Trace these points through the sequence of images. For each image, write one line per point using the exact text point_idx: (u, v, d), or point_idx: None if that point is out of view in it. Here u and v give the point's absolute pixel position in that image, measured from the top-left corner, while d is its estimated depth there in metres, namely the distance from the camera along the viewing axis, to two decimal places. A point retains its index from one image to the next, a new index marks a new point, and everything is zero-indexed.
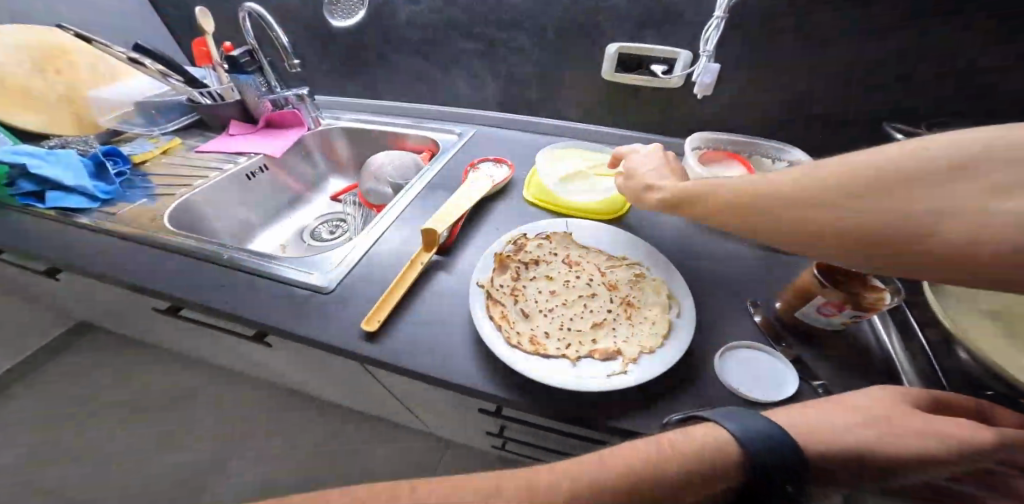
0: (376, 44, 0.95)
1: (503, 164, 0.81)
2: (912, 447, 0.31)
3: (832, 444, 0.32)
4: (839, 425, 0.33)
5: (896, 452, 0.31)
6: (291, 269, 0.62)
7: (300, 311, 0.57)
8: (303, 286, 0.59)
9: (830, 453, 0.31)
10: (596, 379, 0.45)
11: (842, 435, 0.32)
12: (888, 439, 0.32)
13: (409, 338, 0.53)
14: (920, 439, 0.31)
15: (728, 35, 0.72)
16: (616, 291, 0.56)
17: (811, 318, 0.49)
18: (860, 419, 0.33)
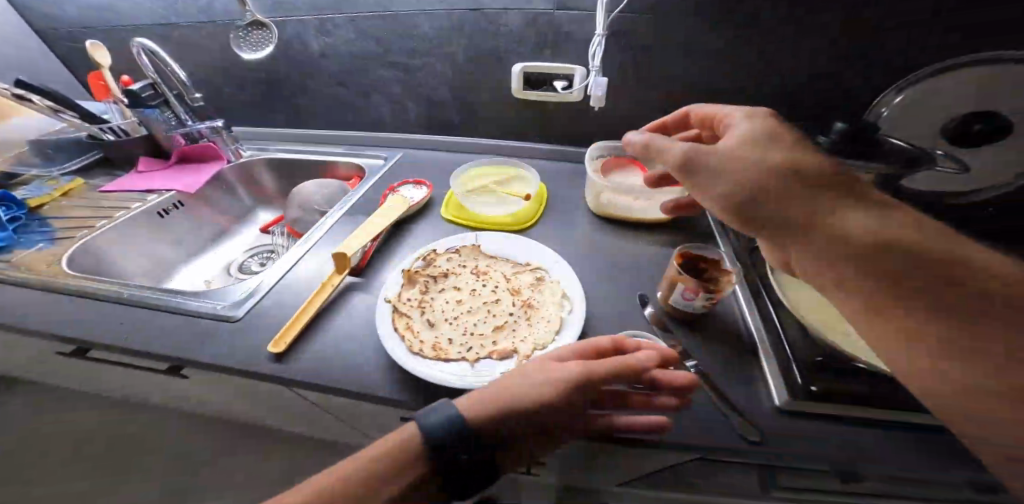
0: (294, 73, 0.97)
1: (422, 186, 0.85)
2: (591, 377, 0.39)
3: (540, 393, 0.37)
4: (542, 381, 0.39)
5: (579, 389, 0.38)
6: (197, 302, 0.62)
7: (205, 343, 0.56)
8: (209, 317, 0.59)
9: (542, 403, 0.37)
10: (490, 377, 0.48)
11: (543, 389, 0.38)
12: (574, 381, 0.39)
13: (318, 357, 0.54)
14: (592, 373, 0.39)
15: (612, 56, 0.81)
16: (519, 295, 0.60)
17: (683, 306, 0.55)
18: (548, 374, 0.40)
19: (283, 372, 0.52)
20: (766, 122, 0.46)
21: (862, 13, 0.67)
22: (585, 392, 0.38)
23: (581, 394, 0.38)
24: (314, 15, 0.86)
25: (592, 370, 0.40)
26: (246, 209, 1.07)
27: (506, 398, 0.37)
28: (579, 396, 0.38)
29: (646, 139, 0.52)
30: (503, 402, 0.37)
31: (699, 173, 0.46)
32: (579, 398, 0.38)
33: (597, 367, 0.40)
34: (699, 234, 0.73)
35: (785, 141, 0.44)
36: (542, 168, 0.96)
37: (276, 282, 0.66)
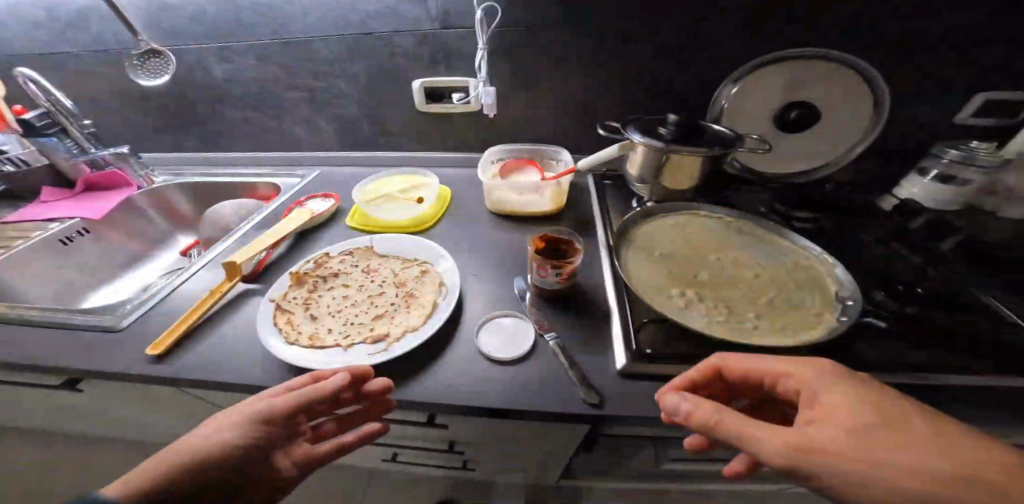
0: (205, 98, 1.01)
1: (330, 198, 0.88)
2: (276, 410, 0.45)
3: (225, 434, 0.42)
4: (221, 422, 0.44)
5: (262, 422, 0.44)
6: (81, 316, 0.63)
7: (84, 353, 0.57)
8: (92, 327, 0.60)
9: (224, 443, 0.42)
10: (359, 359, 0.52)
11: (225, 428, 0.43)
12: (260, 417, 0.44)
13: (199, 355, 0.55)
14: (277, 406, 0.45)
15: (498, 67, 0.89)
16: (403, 287, 0.64)
17: (543, 285, 0.61)
18: (235, 413, 0.45)
19: (158, 371, 0.53)
20: (865, 396, 0.37)
21: (696, 25, 0.79)
22: (272, 423, 0.44)
23: (263, 426, 0.44)
24: (214, 43, 0.91)
25: (277, 404, 0.45)
26: (163, 234, 1.07)
27: (186, 445, 0.42)
28: (261, 429, 0.44)
29: (716, 413, 0.37)
30: (185, 448, 0.42)
31: (812, 476, 0.34)
32: (258, 432, 0.43)
33: (286, 400, 0.45)
34: (582, 222, 0.80)
35: (872, 419, 0.35)
36: (452, 176, 1.02)
37: (167, 292, 0.67)
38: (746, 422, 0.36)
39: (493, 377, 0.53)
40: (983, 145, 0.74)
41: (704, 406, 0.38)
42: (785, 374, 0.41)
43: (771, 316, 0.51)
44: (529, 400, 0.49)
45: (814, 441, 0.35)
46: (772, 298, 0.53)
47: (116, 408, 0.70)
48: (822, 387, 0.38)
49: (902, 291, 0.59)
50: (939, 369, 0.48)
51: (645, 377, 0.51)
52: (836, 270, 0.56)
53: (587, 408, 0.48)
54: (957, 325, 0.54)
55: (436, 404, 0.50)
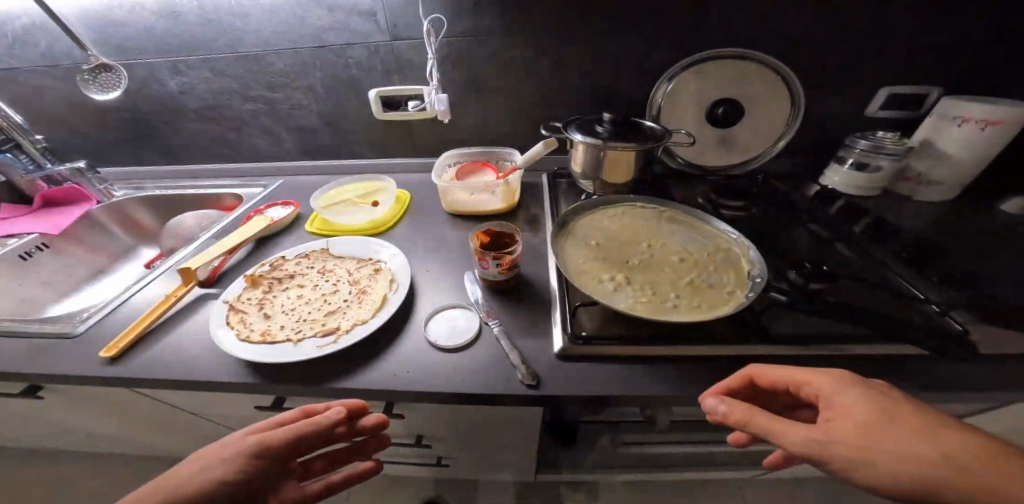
0: (162, 112, 1.03)
1: (289, 205, 0.90)
2: (267, 444, 0.48)
3: (217, 466, 0.45)
4: (212, 456, 0.46)
5: (252, 456, 0.47)
6: (37, 324, 0.63)
7: (40, 359, 0.58)
8: (47, 334, 0.61)
9: (217, 474, 0.45)
10: (308, 351, 0.54)
11: (217, 462, 0.46)
12: (252, 451, 0.47)
13: (154, 355, 0.57)
14: (268, 440, 0.48)
15: (450, 75, 0.94)
16: (356, 285, 0.67)
17: (486, 274, 0.65)
18: (226, 448, 0.47)
19: (115, 371, 0.55)
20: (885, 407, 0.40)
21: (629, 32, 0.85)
22: (263, 457, 0.47)
23: (254, 460, 0.47)
24: (166, 59, 0.92)
25: (268, 437, 0.48)
26: (126, 248, 1.08)
27: (184, 477, 0.44)
28: (252, 463, 0.46)
29: (749, 411, 0.41)
30: (176, 481, 0.44)
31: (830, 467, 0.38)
32: (251, 466, 0.46)
33: (278, 434, 0.48)
34: (533, 219, 0.85)
35: (898, 420, 0.38)
36: (413, 181, 1.06)
37: (123, 298, 0.68)
38: (772, 418, 0.40)
39: (440, 361, 0.56)
40: (889, 135, 0.82)
41: (738, 406, 0.42)
42: (807, 383, 0.44)
43: (689, 295, 0.55)
44: (472, 383, 0.53)
45: (835, 438, 0.38)
46: (693, 279, 0.58)
47: (83, 409, 0.72)
48: (850, 401, 0.40)
49: (811, 267, 0.65)
50: (836, 334, 0.54)
51: (580, 357, 0.55)
52: (750, 251, 0.61)
53: (525, 388, 0.52)
54: (855, 297, 0.60)
55: (385, 390, 0.53)
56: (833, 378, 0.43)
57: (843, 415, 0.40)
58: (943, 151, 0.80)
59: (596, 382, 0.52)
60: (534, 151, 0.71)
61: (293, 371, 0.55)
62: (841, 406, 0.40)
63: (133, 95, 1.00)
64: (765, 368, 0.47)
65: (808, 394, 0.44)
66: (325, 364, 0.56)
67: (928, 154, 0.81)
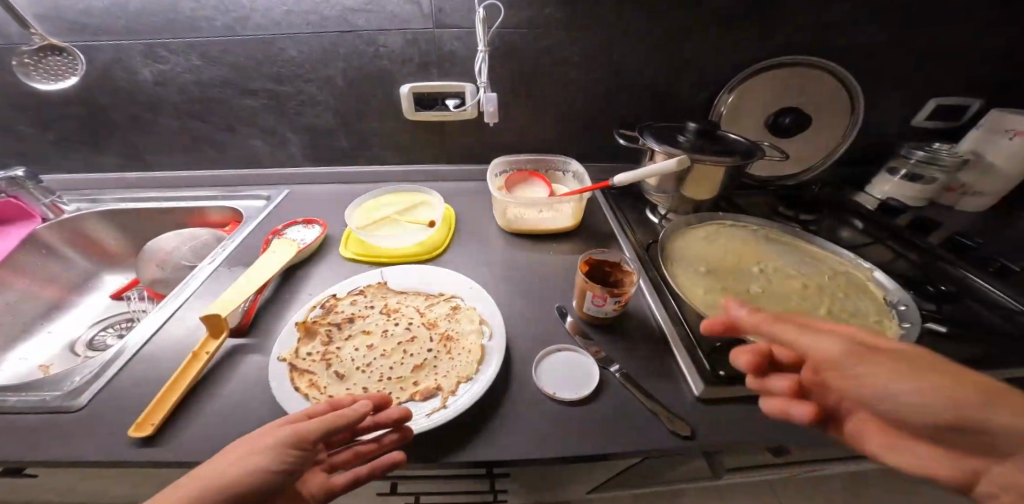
0: (130, 106, 0.83)
1: (314, 224, 0.76)
2: (305, 433, 0.38)
3: (244, 463, 0.35)
4: (237, 450, 0.36)
5: (287, 448, 0.37)
6: (15, 396, 0.48)
7: (27, 446, 0.43)
8: (34, 410, 0.46)
9: (251, 473, 0.34)
10: (414, 423, 0.44)
11: (244, 456, 0.35)
12: (287, 442, 0.37)
13: (200, 434, 0.44)
14: (302, 431, 0.38)
15: (497, 71, 0.83)
16: (435, 328, 0.57)
17: (594, 311, 0.56)
18: (251, 438, 0.37)
19: (150, 461, 0.42)
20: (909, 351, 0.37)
21: (699, 30, 0.79)
22: (299, 451, 0.37)
23: (294, 452, 0.37)
24: (141, 40, 0.74)
25: (301, 429, 0.38)
26: (83, 276, 0.88)
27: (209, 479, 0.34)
28: (292, 456, 0.36)
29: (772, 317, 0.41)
30: (192, 487, 0.33)
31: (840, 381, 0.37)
32: (290, 461, 0.36)
33: (313, 424, 0.39)
34: (604, 237, 0.78)
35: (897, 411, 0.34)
36: (448, 191, 0.94)
37: (129, 354, 0.53)
38: (794, 328, 0.40)
39: (567, 416, 0.48)
40: (942, 146, 0.83)
41: (761, 314, 0.43)
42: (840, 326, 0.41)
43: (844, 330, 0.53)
44: (620, 442, 0.45)
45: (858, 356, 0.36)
46: (828, 308, 0.57)
47: (70, 495, 0.56)
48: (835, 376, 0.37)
49: (931, 287, 0.64)
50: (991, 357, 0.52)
51: (724, 400, 0.50)
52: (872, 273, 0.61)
53: (681, 441, 0.46)
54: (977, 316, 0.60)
55: (518, 459, 0.44)
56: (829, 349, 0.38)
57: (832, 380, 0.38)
58: (992, 162, 0.82)
59: (755, 430, 0.47)
60: (664, 167, 0.66)
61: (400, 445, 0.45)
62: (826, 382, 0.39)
63: (89, 83, 0.79)
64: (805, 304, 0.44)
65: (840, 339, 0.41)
66: (434, 432, 0.46)
67: (977, 165, 0.84)
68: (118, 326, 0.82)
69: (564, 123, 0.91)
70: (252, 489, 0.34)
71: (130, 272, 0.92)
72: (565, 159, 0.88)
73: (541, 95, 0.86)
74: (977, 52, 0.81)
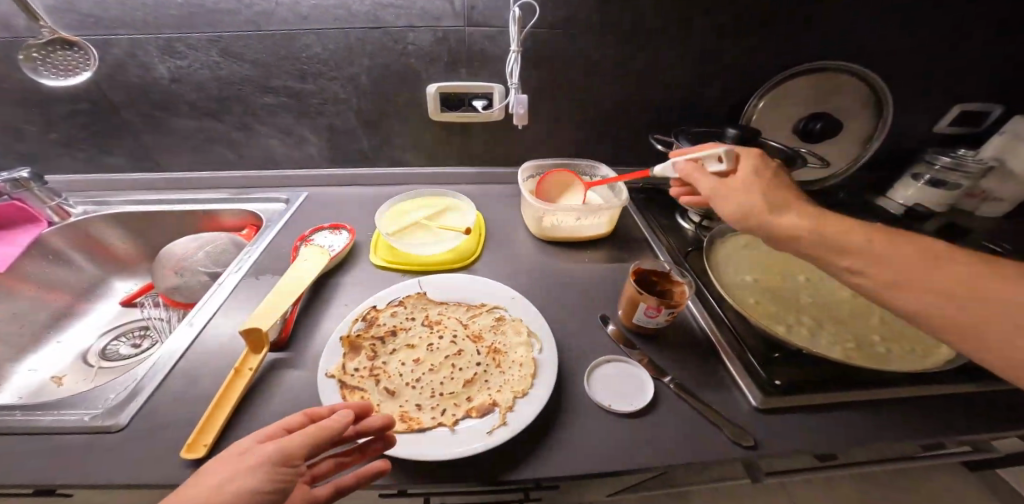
0: (143, 104, 0.79)
1: (341, 230, 0.74)
2: (291, 448, 0.35)
3: (230, 485, 0.31)
4: (215, 470, 0.32)
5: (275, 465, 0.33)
6: (54, 412, 0.48)
7: (74, 466, 0.43)
8: (74, 429, 0.46)
9: (242, 497, 0.31)
10: (476, 442, 0.43)
11: (223, 480, 0.31)
12: (273, 458, 0.34)
13: None
14: (292, 447, 0.35)
15: (526, 71, 0.81)
16: (481, 341, 0.55)
17: (644, 321, 0.56)
18: (227, 458, 0.33)
19: None
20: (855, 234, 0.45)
21: (732, 33, 0.78)
22: (288, 470, 0.34)
23: (283, 469, 0.34)
24: (158, 35, 0.71)
25: (286, 443, 0.35)
26: (93, 282, 0.84)
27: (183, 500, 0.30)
28: (280, 475, 0.33)
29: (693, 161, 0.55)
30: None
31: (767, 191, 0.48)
32: (280, 480, 0.33)
33: (300, 438, 0.36)
34: (636, 242, 0.77)
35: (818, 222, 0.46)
36: (472, 194, 0.92)
37: (163, 370, 0.52)
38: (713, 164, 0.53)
39: (624, 431, 0.48)
40: (967, 153, 0.84)
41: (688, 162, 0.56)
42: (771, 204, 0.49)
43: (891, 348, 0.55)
44: (683, 455, 0.45)
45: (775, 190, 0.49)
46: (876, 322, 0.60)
47: None
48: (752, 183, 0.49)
49: None
50: None
51: (778, 411, 0.50)
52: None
53: (740, 452, 0.46)
54: None
55: (581, 476, 0.44)
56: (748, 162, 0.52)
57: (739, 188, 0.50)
58: (1015, 169, 0.83)
59: (812, 441, 0.47)
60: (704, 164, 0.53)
61: (462, 464, 0.45)
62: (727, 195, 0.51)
63: (100, 80, 0.75)
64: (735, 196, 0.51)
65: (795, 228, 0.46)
66: (493, 450, 0.46)
67: (1000, 171, 0.85)
68: (131, 335, 0.78)
69: (590, 126, 0.89)
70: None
71: (141, 277, 0.89)
72: (595, 162, 0.86)
73: (569, 97, 0.85)
74: (1002, 57, 0.82)
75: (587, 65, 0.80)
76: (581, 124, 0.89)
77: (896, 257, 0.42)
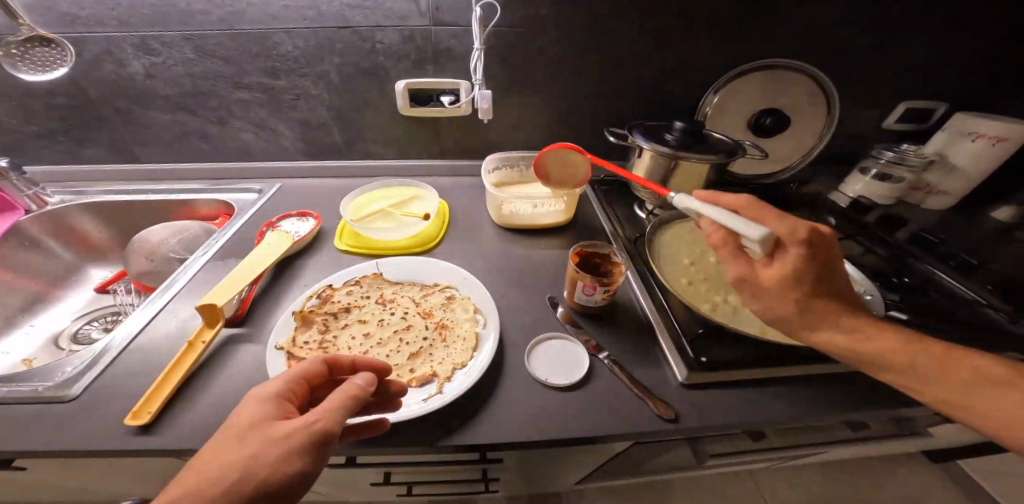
0: (119, 98, 0.82)
1: (308, 216, 0.77)
2: (326, 425, 0.37)
3: (284, 464, 0.35)
4: (262, 452, 0.35)
5: (320, 444, 0.36)
6: (12, 384, 0.50)
7: (27, 433, 0.45)
8: (29, 399, 0.48)
9: (293, 470, 0.35)
10: (412, 407, 0.47)
11: (277, 463, 0.35)
12: (312, 436, 0.36)
13: (200, 420, 0.46)
14: (328, 424, 0.37)
15: (490, 69, 0.84)
16: (431, 317, 0.58)
17: (584, 300, 0.59)
18: (269, 439, 0.35)
19: (149, 445, 0.43)
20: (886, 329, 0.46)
21: (686, 33, 0.82)
22: (331, 442, 0.38)
23: (323, 446, 0.37)
24: (133, 33, 0.75)
25: (324, 422, 0.37)
26: (68, 268, 0.86)
27: (234, 472, 0.34)
28: (324, 449, 0.37)
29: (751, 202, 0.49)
30: (231, 500, 0.33)
31: (812, 260, 0.45)
32: (323, 453, 0.37)
33: (335, 413, 0.38)
34: (593, 231, 0.80)
35: (855, 327, 0.46)
36: (441, 186, 0.95)
37: (122, 345, 0.55)
38: (772, 212, 0.48)
39: (558, 401, 0.51)
40: (910, 149, 0.87)
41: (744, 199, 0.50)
42: (826, 266, 0.46)
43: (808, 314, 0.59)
44: (607, 424, 0.48)
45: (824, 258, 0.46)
46: None
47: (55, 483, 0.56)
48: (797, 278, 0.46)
49: (897, 282, 0.69)
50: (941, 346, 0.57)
51: (701, 384, 0.53)
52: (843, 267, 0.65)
53: (664, 421, 0.49)
54: (940, 307, 0.64)
55: (511, 442, 0.47)
56: (802, 243, 0.45)
57: (774, 275, 0.47)
58: (958, 165, 0.87)
59: (731, 411, 0.50)
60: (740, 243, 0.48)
61: (400, 429, 0.47)
62: (759, 274, 0.48)
63: (78, 75, 0.79)
64: (782, 255, 0.47)
65: (828, 308, 0.46)
66: (429, 418, 0.48)
67: (941, 165, 0.89)
68: (105, 319, 0.81)
69: (554, 122, 0.93)
70: (299, 482, 0.35)
71: (115, 265, 0.91)
72: None
73: (532, 94, 0.89)
74: (943, 58, 0.86)
75: (548, 64, 0.84)
76: (545, 120, 0.93)
77: (925, 374, 0.43)
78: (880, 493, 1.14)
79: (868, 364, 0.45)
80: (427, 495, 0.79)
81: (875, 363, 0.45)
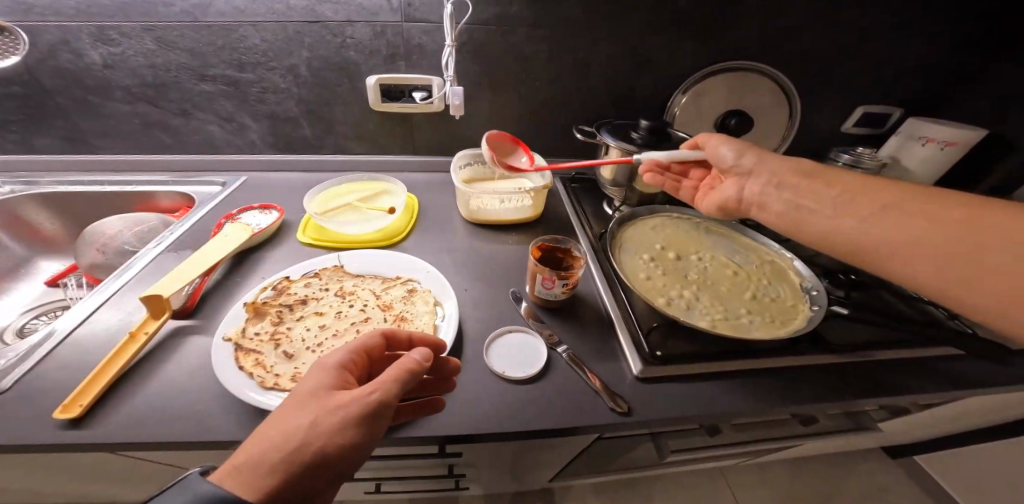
0: (74, 87, 0.79)
1: (271, 209, 0.76)
2: (381, 395, 0.37)
3: (340, 433, 0.34)
4: (321, 420, 0.34)
5: (373, 416, 0.36)
6: None
7: None
8: None
9: (348, 441, 0.34)
10: None
11: (333, 432, 0.34)
12: (366, 406, 0.36)
13: (137, 413, 0.44)
14: (384, 395, 0.37)
15: (462, 66, 0.84)
16: (390, 310, 0.58)
17: (545, 294, 0.59)
18: (327, 407, 0.35)
19: (80, 440, 0.41)
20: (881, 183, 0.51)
21: (655, 36, 0.84)
22: (386, 414, 0.37)
23: (377, 417, 0.36)
24: (90, 22, 0.72)
25: (380, 393, 0.37)
26: (15, 261, 0.82)
27: (294, 436, 0.33)
28: (378, 421, 0.36)
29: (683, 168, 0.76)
30: (287, 465, 0.32)
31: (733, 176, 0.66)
32: (377, 425, 0.36)
33: (390, 385, 0.37)
34: (561, 226, 0.81)
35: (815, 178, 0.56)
36: (413, 182, 0.95)
37: (61, 338, 0.52)
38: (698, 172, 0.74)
39: (513, 394, 0.51)
40: (867, 151, 0.91)
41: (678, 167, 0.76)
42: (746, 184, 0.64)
43: (763, 313, 0.63)
44: (561, 415, 0.48)
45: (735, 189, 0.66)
46: (755, 294, 0.67)
47: None
48: (739, 150, 0.62)
49: (844, 277, 0.73)
50: (881, 341, 0.61)
51: (657, 378, 0.54)
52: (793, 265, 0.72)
53: (616, 414, 0.49)
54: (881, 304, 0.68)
55: (463, 433, 0.46)
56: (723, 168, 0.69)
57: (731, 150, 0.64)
58: (908, 167, 0.91)
59: (684, 403, 0.51)
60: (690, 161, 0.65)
61: None
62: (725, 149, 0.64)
63: (31, 63, 0.76)
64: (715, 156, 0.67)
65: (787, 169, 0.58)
66: None
67: (895, 168, 0.93)
68: (52, 314, 0.77)
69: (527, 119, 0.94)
70: (353, 451, 0.35)
71: (68, 258, 0.88)
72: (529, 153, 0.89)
73: (505, 92, 0.89)
74: (896, 69, 0.90)
75: (520, 62, 0.85)
76: (518, 118, 0.93)
77: (870, 188, 0.50)
78: (841, 489, 1.17)
79: (811, 195, 0.54)
80: (396, 494, 0.78)
81: (810, 182, 0.55)
